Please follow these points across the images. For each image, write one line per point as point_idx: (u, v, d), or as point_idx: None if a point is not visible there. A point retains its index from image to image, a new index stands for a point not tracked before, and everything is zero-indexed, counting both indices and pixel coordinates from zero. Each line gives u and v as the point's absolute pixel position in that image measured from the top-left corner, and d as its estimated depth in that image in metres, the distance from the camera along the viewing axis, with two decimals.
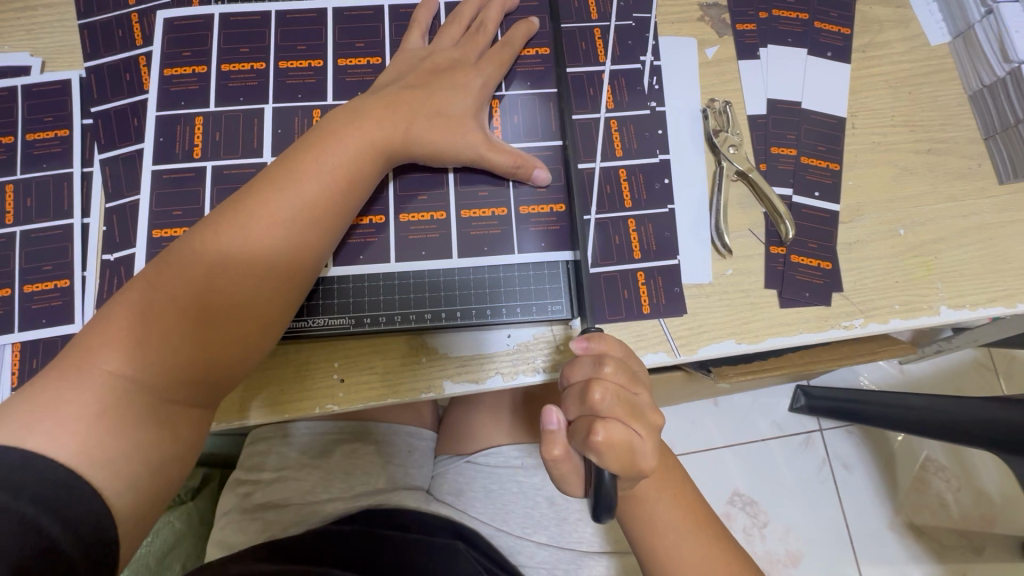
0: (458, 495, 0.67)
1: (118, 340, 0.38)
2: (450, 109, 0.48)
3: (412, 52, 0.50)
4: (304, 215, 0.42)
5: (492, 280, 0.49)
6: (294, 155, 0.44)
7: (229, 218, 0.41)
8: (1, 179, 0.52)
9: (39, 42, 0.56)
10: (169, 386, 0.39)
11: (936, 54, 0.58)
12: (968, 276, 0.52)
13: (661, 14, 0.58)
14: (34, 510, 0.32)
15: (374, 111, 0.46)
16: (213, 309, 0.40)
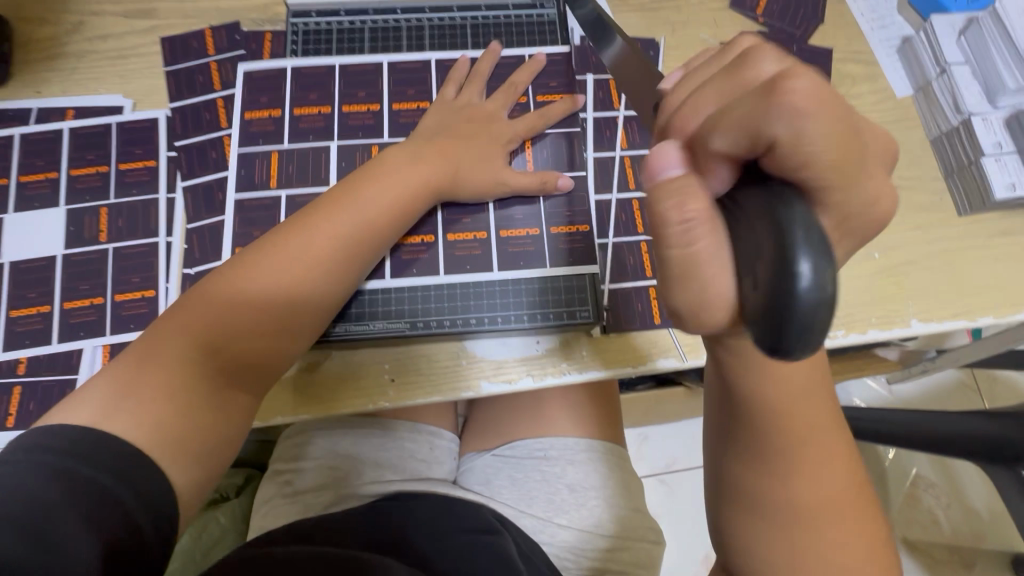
0: (486, 484, 0.75)
1: (195, 330, 0.45)
2: (483, 154, 0.57)
3: (448, 102, 0.60)
4: (356, 237, 0.51)
5: (527, 292, 0.57)
6: (350, 186, 0.52)
7: (297, 230, 0.49)
8: (96, 203, 0.60)
9: (131, 85, 0.65)
10: (233, 372, 0.46)
11: (902, 103, 0.67)
12: (934, 294, 0.61)
13: (666, 68, 0.68)
14: (114, 481, 0.37)
15: (425, 156, 0.55)
16: (275, 310, 0.47)
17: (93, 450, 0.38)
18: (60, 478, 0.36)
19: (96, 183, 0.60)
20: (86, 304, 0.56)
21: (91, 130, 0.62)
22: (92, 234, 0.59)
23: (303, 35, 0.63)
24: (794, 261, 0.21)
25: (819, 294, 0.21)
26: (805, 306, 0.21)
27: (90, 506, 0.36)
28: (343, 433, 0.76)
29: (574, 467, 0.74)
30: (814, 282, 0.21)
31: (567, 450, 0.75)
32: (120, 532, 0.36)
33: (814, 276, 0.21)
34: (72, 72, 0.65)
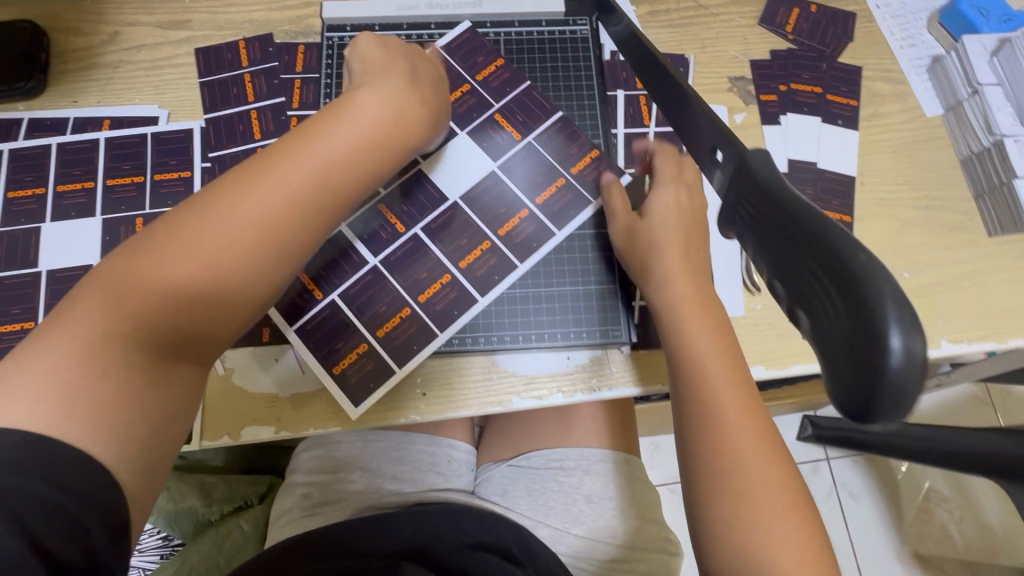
0: (503, 494, 0.75)
1: (111, 300, 0.37)
2: (443, 124, 0.54)
3: (426, 70, 0.56)
4: (311, 188, 0.43)
5: (565, 309, 0.58)
6: (299, 135, 0.45)
7: (243, 182, 0.42)
8: (132, 213, 0.60)
9: (166, 96, 0.65)
10: (158, 346, 0.38)
11: (932, 123, 0.67)
12: (964, 315, 0.61)
13: (696, 85, 0.68)
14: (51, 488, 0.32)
15: (375, 103, 0.48)
16: (213, 271, 0.40)
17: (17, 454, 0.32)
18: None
19: (132, 194, 0.61)
20: None
21: (127, 141, 0.63)
22: None
23: (338, 51, 0.65)
24: (881, 334, 0.19)
25: (913, 373, 0.19)
26: (898, 374, 0.19)
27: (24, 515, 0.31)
28: (363, 442, 0.76)
29: (590, 478, 0.74)
30: (905, 355, 0.19)
31: (583, 459, 0.76)
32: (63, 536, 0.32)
33: (905, 346, 0.19)
34: (107, 81, 0.66)
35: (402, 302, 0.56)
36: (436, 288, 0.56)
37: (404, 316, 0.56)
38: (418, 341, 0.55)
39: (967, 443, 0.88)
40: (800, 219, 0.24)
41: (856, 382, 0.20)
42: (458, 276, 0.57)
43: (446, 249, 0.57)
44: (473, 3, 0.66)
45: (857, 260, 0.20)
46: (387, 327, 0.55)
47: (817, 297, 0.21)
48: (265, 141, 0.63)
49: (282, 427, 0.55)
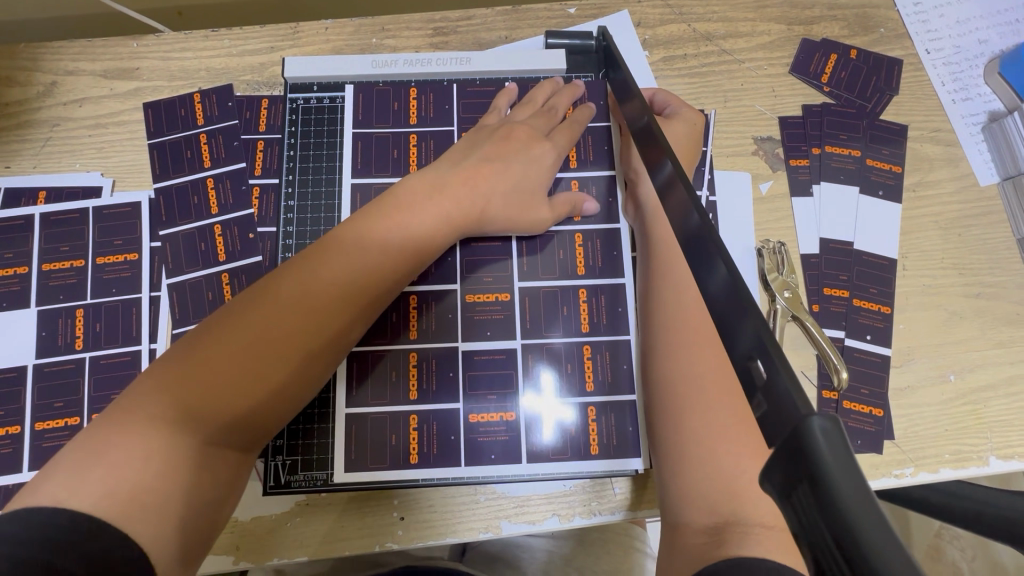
0: (490, 565, 0.70)
1: (179, 381, 0.38)
2: (525, 183, 0.52)
3: (488, 126, 0.54)
4: (371, 273, 0.44)
5: (566, 415, 0.51)
6: (368, 215, 0.46)
7: (324, 254, 0.43)
8: (71, 303, 0.53)
9: (111, 160, 0.57)
10: (214, 430, 0.38)
11: (984, 195, 0.59)
12: (1016, 426, 0.53)
13: (716, 146, 0.59)
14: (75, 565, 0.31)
15: (451, 184, 0.49)
16: (269, 355, 0.40)
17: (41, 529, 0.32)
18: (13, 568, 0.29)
19: (71, 281, 0.54)
20: (61, 425, 0.50)
21: (66, 216, 0.55)
22: (67, 340, 0.52)
23: (303, 114, 0.56)
24: None
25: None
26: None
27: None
28: None
29: (583, 550, 0.70)
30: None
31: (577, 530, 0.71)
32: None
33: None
34: (44, 142, 0.57)
35: (582, 405, 0.51)
36: (592, 364, 0.52)
37: (595, 416, 0.51)
38: (629, 418, 0.51)
39: None
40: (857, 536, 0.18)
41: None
42: (596, 340, 0.52)
43: (559, 275, 0.54)
44: (461, 58, 0.57)
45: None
46: (597, 438, 0.51)
47: None
48: (222, 216, 0.55)
49: (242, 557, 0.49)
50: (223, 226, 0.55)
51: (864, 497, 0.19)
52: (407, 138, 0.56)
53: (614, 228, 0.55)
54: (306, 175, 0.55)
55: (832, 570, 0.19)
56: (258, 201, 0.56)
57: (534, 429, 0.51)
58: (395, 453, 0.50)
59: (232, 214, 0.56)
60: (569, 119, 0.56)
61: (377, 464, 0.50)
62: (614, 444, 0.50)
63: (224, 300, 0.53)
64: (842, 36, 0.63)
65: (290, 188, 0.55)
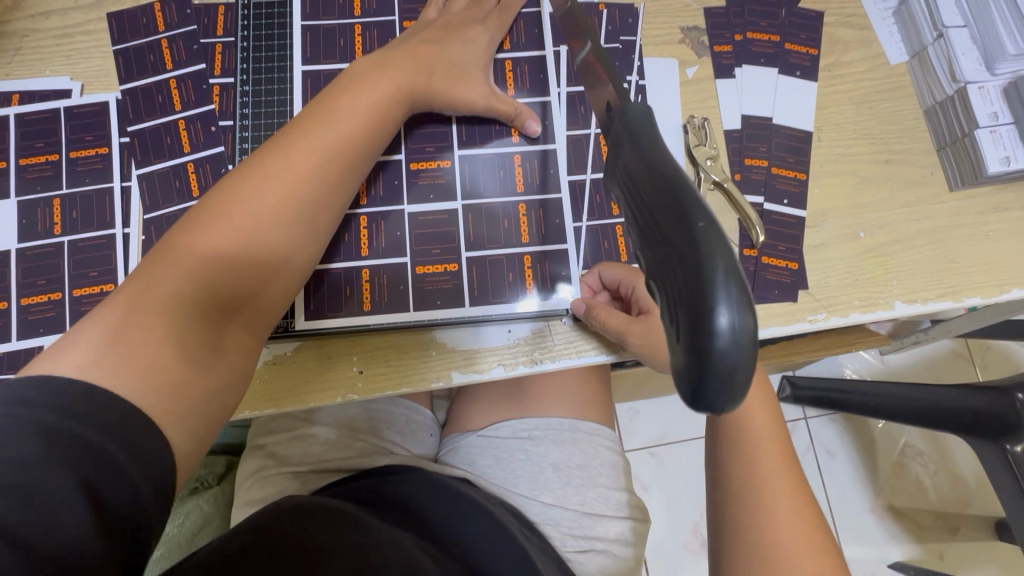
0: (470, 465, 0.72)
1: (185, 257, 0.41)
2: (465, 62, 0.56)
3: (427, 18, 0.59)
4: (347, 147, 0.49)
5: (506, 265, 0.56)
6: (329, 97, 0.50)
7: (299, 133, 0.47)
8: (49, 194, 0.57)
9: (79, 66, 0.61)
10: (222, 303, 0.42)
11: (895, 72, 0.63)
12: (919, 274, 0.59)
13: (645, 36, 0.64)
14: (100, 437, 0.33)
15: (397, 62, 0.53)
16: (258, 228, 0.44)
17: (59, 399, 0.33)
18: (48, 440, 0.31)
19: (47, 174, 0.58)
20: (44, 300, 0.55)
21: (39, 116, 0.59)
22: (47, 227, 0.57)
23: (255, 11, 0.61)
24: (710, 314, 0.18)
25: (743, 350, 0.18)
26: (728, 351, 0.18)
27: (80, 462, 0.31)
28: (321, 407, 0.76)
29: (558, 446, 0.71)
30: (732, 333, 0.18)
31: (552, 429, 0.72)
32: (113, 487, 0.32)
33: (734, 326, 0.18)
34: (14, 52, 0.61)
35: (519, 257, 0.56)
36: (528, 220, 0.57)
37: (531, 264, 0.56)
38: (563, 266, 0.56)
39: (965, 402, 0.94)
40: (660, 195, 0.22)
41: (696, 371, 0.19)
42: (530, 200, 0.57)
43: (496, 144, 0.58)
44: None
45: (697, 229, 0.20)
46: (532, 279, 0.56)
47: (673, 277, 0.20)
48: (186, 112, 0.60)
49: None
50: (186, 121, 0.60)
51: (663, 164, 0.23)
52: (352, 28, 0.61)
53: (545, 100, 0.60)
54: (259, 67, 0.60)
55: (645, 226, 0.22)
56: (218, 97, 0.60)
57: (476, 278, 0.56)
58: (349, 303, 0.55)
59: (195, 111, 0.60)
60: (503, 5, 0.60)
61: (333, 312, 0.54)
62: (548, 288, 0.56)
63: (191, 186, 0.58)
64: None
65: (245, 80, 0.60)
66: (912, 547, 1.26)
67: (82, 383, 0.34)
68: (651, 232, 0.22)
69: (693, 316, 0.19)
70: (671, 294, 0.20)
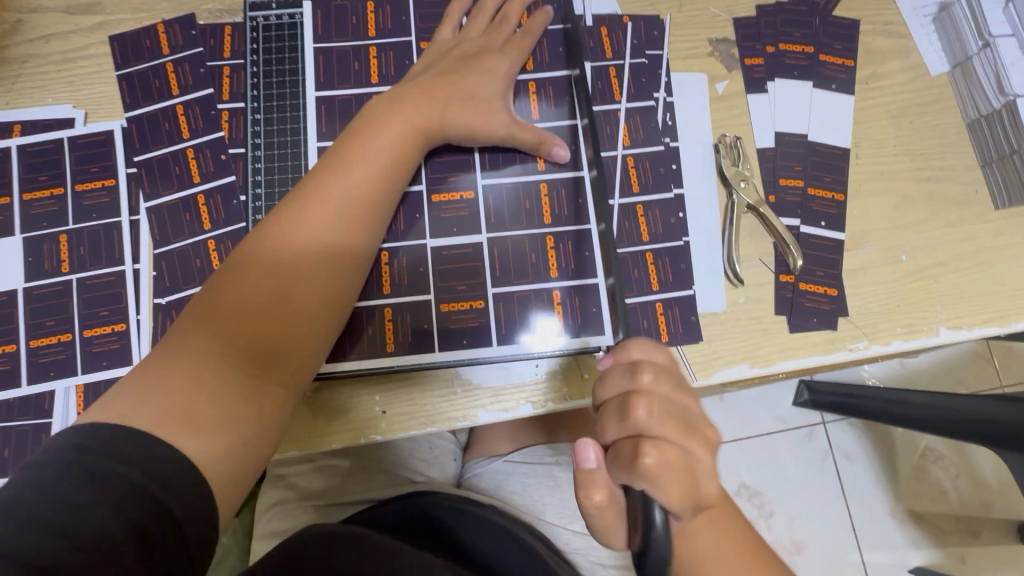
0: (495, 490, 0.70)
1: (213, 322, 0.41)
2: (484, 92, 0.53)
3: (442, 43, 0.56)
4: (364, 194, 0.47)
5: (536, 301, 0.54)
6: (345, 143, 0.49)
7: (317, 183, 0.46)
8: (55, 230, 0.55)
9: (81, 93, 0.58)
10: (248, 363, 0.41)
11: (935, 83, 0.60)
12: (964, 299, 0.56)
13: (672, 50, 0.61)
14: (145, 477, 0.34)
15: (411, 97, 0.51)
16: (279, 288, 0.44)
17: (113, 441, 0.35)
18: (94, 476, 0.33)
19: (52, 208, 0.56)
20: (53, 341, 0.53)
21: (42, 148, 0.57)
22: (53, 264, 0.54)
23: (264, 33, 0.58)
24: (650, 511, 0.36)
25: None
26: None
27: (121, 500, 0.33)
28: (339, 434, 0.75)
29: None
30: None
31: None
32: (158, 528, 0.33)
33: (663, 529, 0.35)
34: (13, 79, 0.59)
35: (547, 292, 0.54)
36: (555, 252, 0.54)
37: (561, 299, 0.53)
38: (593, 300, 0.53)
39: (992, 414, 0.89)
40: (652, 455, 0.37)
41: (640, 555, 0.35)
42: (558, 231, 0.54)
43: (520, 171, 0.55)
44: None
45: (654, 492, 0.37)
46: (562, 315, 0.53)
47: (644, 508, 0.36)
48: (195, 140, 0.57)
49: None
50: (195, 149, 0.57)
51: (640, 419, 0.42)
52: (367, 50, 0.58)
53: (571, 123, 0.57)
54: (269, 92, 0.57)
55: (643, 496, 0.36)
56: (228, 124, 0.58)
57: (504, 314, 0.53)
58: (371, 344, 0.52)
59: (204, 138, 0.57)
60: (524, 28, 0.57)
61: (356, 354, 0.52)
62: (578, 322, 0.53)
63: (202, 219, 0.56)
64: None
65: (255, 106, 0.57)
66: (935, 554, 1.25)
67: (122, 432, 0.36)
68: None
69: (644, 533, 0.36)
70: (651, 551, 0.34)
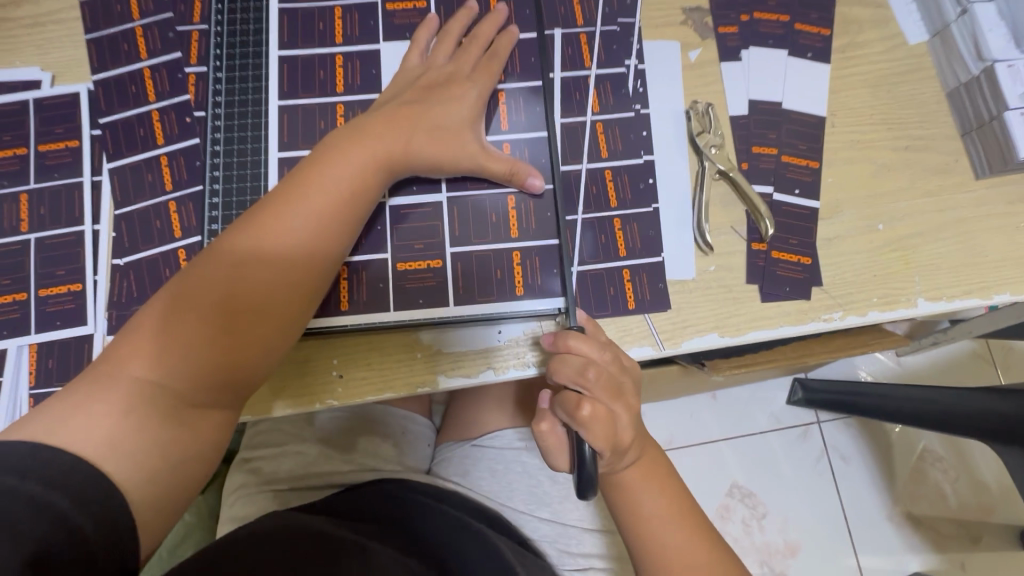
0: (463, 476, 0.68)
1: (155, 342, 0.42)
2: (451, 120, 0.51)
3: (409, 70, 0.54)
4: (314, 237, 0.46)
5: (498, 261, 0.52)
6: (300, 178, 0.47)
7: (268, 222, 0.45)
8: (16, 189, 0.55)
9: (49, 56, 0.58)
10: (190, 392, 0.42)
11: (914, 53, 0.59)
12: (945, 270, 0.54)
13: (645, 18, 0.60)
14: (71, 505, 0.36)
15: (374, 129, 0.49)
16: (221, 332, 0.43)
17: (37, 464, 0.37)
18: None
19: (14, 168, 0.55)
20: (7, 300, 0.52)
21: (8, 108, 0.57)
22: (13, 223, 0.54)
23: None
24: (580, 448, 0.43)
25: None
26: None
27: (20, 513, 0.34)
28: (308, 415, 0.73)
29: None
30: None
31: None
32: (60, 539, 0.34)
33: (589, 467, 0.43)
34: None
35: (508, 251, 0.52)
36: (517, 212, 0.53)
37: (521, 259, 0.52)
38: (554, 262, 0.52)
39: (994, 406, 0.88)
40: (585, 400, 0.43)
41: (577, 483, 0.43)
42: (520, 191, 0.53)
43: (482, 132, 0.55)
44: None
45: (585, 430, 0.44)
46: (521, 276, 0.52)
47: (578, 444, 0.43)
48: (161, 103, 0.57)
49: None
50: (160, 112, 0.57)
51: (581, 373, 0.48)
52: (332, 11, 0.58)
53: (538, 87, 0.56)
54: (233, 52, 0.57)
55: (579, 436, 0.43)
56: (194, 87, 0.57)
57: (462, 275, 0.52)
58: (325, 305, 0.51)
59: (169, 99, 0.57)
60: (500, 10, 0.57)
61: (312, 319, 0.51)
62: (539, 282, 0.52)
63: (164, 181, 0.55)
64: None
65: (218, 66, 0.56)
66: (933, 560, 1.20)
67: (42, 449, 0.37)
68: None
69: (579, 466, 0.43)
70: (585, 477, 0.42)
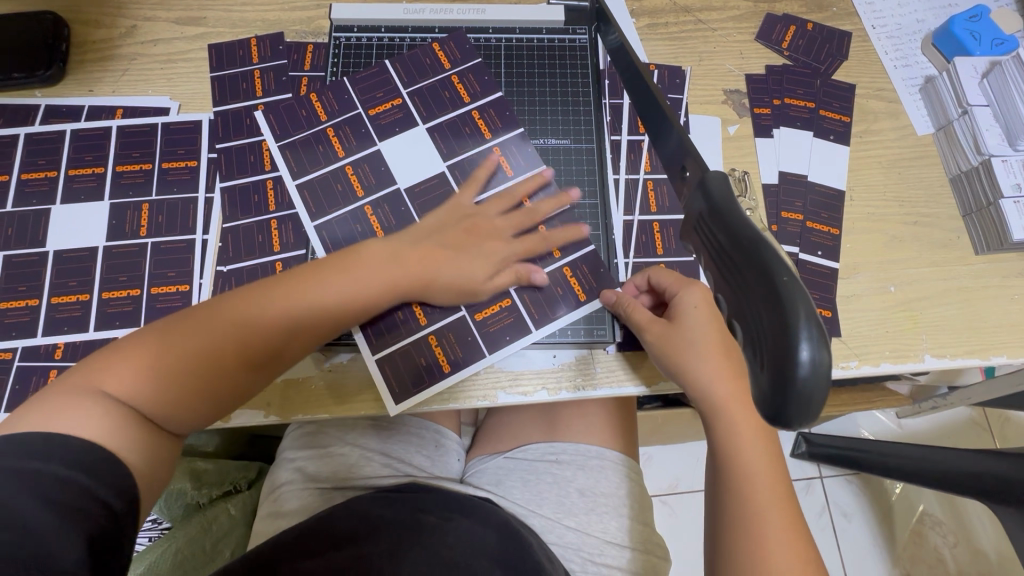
0: (496, 484, 0.74)
1: (149, 354, 0.45)
2: (484, 262, 0.57)
3: (460, 206, 0.59)
4: (321, 314, 0.51)
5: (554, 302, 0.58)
6: (332, 260, 0.53)
7: (295, 286, 0.50)
8: (139, 199, 0.63)
9: (178, 88, 0.68)
10: (166, 414, 0.45)
11: (921, 142, 0.69)
12: (947, 330, 0.61)
13: (691, 96, 0.70)
14: (89, 479, 0.39)
15: (409, 250, 0.55)
16: (214, 370, 0.47)
17: (54, 448, 0.39)
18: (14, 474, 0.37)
19: (139, 180, 0.63)
20: (122, 295, 0.59)
21: (139, 129, 0.65)
22: (134, 228, 0.61)
23: (344, 50, 0.68)
24: (793, 349, 0.24)
25: (818, 381, 0.24)
26: (805, 382, 0.24)
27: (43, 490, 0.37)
28: (353, 420, 0.77)
29: (586, 472, 0.72)
30: (810, 367, 0.24)
31: (581, 453, 0.74)
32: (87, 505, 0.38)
33: (812, 360, 0.24)
34: (122, 73, 0.68)
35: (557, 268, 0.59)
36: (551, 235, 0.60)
37: (572, 272, 0.59)
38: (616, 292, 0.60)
39: (989, 468, 0.92)
40: (753, 249, 0.28)
41: (772, 390, 0.25)
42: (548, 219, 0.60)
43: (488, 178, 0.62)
44: (477, 9, 0.69)
45: (779, 279, 0.26)
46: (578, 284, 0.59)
47: (756, 318, 0.26)
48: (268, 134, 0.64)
49: (271, 412, 0.56)
50: (270, 142, 0.64)
51: (754, 238, 0.28)
52: (429, 55, 0.66)
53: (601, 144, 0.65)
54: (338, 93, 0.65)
55: (751, 305, 0.26)
56: None
57: (531, 302, 0.58)
58: (428, 367, 0.56)
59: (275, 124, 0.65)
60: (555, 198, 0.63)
61: (407, 372, 0.56)
62: (592, 317, 0.58)
63: (268, 201, 0.62)
64: (801, 12, 0.73)
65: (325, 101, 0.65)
66: None
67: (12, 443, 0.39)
68: (736, 280, 0.28)
69: (771, 363, 0.25)
70: (759, 352, 0.25)
